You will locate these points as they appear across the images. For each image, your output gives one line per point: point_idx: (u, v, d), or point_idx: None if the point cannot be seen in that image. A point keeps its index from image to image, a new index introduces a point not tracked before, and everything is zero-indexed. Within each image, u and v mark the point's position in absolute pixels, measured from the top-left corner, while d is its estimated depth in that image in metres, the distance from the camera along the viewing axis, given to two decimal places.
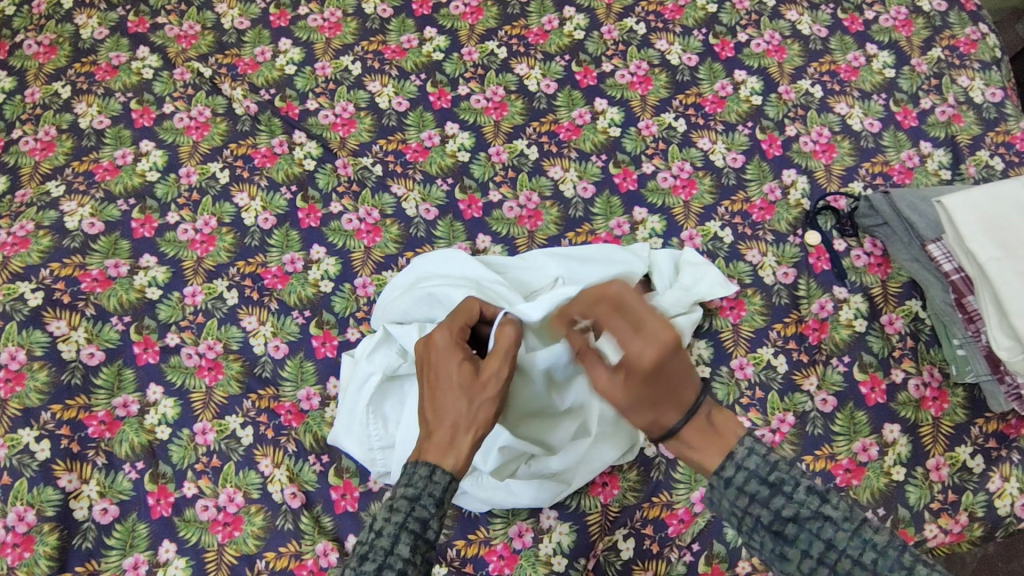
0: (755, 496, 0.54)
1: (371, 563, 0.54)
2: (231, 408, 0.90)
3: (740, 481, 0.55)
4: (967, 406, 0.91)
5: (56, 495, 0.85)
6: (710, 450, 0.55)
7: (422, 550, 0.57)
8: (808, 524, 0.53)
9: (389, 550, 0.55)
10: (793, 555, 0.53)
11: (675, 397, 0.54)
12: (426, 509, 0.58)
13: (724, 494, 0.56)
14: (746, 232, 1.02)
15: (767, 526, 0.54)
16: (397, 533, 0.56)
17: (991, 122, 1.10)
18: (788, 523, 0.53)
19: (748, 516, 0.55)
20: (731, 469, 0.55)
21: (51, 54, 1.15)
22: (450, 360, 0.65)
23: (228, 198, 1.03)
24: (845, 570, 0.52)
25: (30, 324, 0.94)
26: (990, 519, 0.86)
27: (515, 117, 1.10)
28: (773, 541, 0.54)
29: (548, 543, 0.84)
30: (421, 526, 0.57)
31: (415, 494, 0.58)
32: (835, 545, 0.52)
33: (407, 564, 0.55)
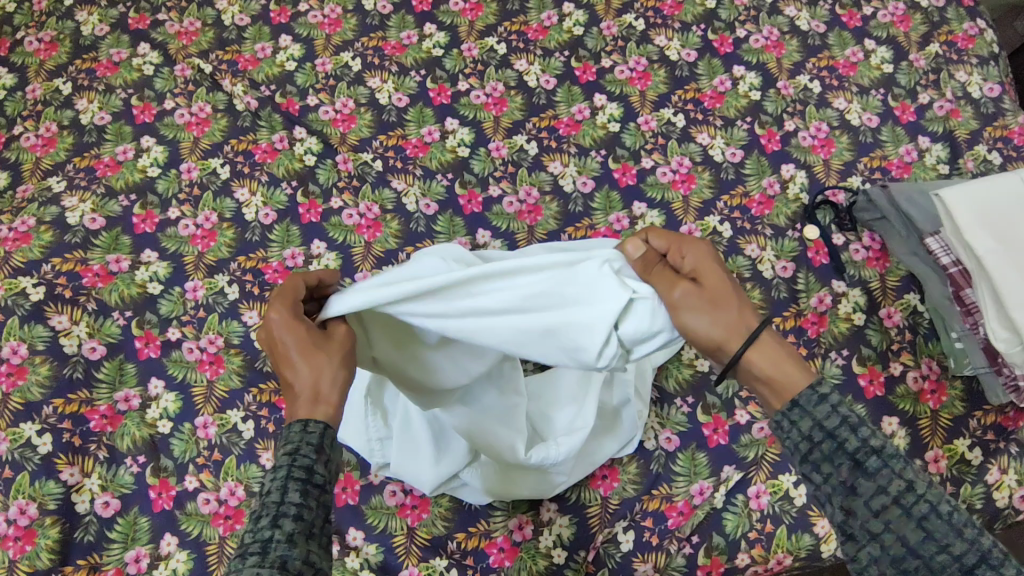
0: (847, 420, 0.51)
1: (264, 517, 0.48)
2: (232, 403, 0.91)
3: (834, 400, 0.51)
4: (965, 399, 0.91)
5: (58, 488, 0.85)
6: (794, 368, 0.54)
7: (315, 495, 0.50)
8: (891, 461, 0.50)
9: (279, 500, 0.49)
10: (865, 489, 0.50)
11: (731, 310, 0.56)
12: (307, 456, 0.51)
13: (807, 414, 0.52)
14: (744, 226, 1.02)
15: (851, 454, 0.50)
16: (283, 484, 0.49)
17: (988, 117, 1.10)
18: (873, 455, 0.50)
19: (831, 440, 0.51)
20: (825, 386, 0.52)
21: (51, 51, 1.15)
22: (297, 323, 0.59)
23: (228, 193, 1.04)
24: (920, 514, 0.49)
25: (32, 318, 0.94)
26: (990, 511, 0.86)
27: (515, 113, 1.10)
28: (847, 470, 0.50)
29: (548, 535, 0.84)
30: (307, 473, 0.51)
31: (292, 446, 0.52)
32: (914, 487, 0.49)
33: (302, 509, 0.49)
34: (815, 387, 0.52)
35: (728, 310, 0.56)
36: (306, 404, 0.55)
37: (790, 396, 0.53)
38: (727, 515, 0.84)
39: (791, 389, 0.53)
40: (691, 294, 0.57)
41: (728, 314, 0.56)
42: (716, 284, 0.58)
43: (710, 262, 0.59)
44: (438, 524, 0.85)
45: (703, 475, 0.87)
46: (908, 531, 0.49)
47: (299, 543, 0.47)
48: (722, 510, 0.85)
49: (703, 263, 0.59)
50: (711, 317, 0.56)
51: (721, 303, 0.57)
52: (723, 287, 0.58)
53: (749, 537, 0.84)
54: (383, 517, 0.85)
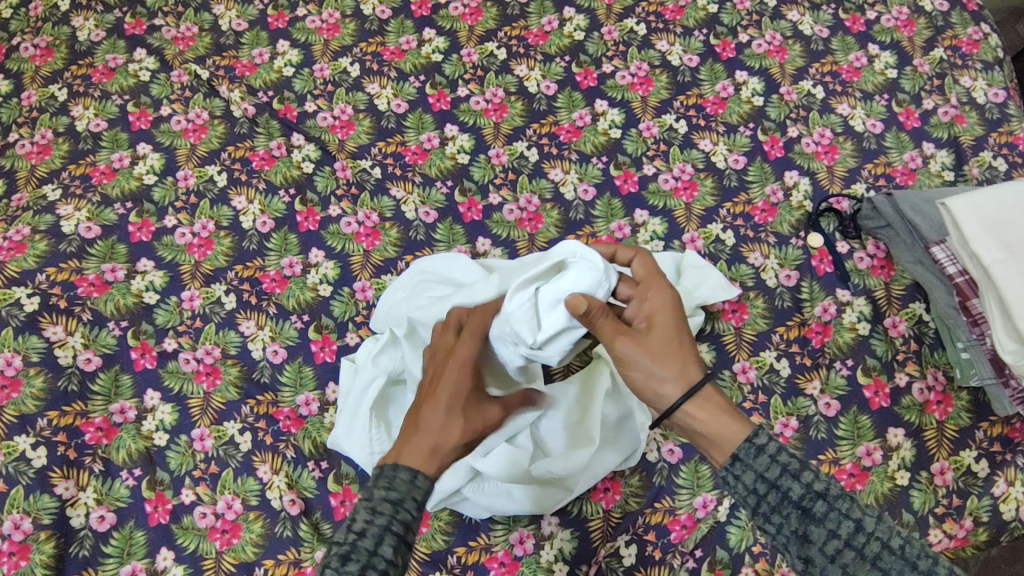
0: (787, 468, 0.56)
1: (355, 564, 0.55)
2: (229, 414, 0.90)
3: (772, 450, 0.57)
4: (971, 410, 0.90)
5: (52, 503, 0.84)
6: (732, 419, 0.60)
7: (402, 552, 0.57)
8: (837, 503, 0.55)
9: (372, 552, 0.55)
10: (818, 535, 0.54)
11: (675, 363, 0.62)
12: (409, 512, 0.59)
13: (752, 465, 0.58)
14: (748, 234, 1.01)
15: (796, 502, 0.55)
16: (380, 534, 0.56)
17: (993, 123, 1.09)
18: (818, 500, 0.55)
19: (776, 490, 0.56)
20: (763, 437, 0.58)
21: (47, 57, 1.14)
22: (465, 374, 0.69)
23: (225, 201, 1.02)
24: (873, 553, 0.53)
25: (26, 329, 0.93)
26: (996, 524, 0.85)
27: (516, 119, 1.09)
28: (799, 519, 0.55)
29: (549, 549, 0.83)
30: (404, 529, 0.57)
31: (398, 497, 0.59)
32: (863, 527, 0.54)
33: (389, 565, 0.56)
34: (752, 439, 0.58)
35: (672, 355, 0.62)
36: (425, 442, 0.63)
37: (729, 450, 0.59)
38: (731, 529, 0.83)
39: (728, 446, 0.59)
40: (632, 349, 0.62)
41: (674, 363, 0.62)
42: (662, 332, 0.63)
43: (666, 311, 0.65)
44: (438, 538, 0.84)
45: (706, 488, 0.86)
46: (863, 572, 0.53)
47: None
48: (726, 524, 0.84)
49: (665, 302, 0.66)
50: (665, 361, 0.62)
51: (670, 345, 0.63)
52: (674, 328, 0.64)
53: (753, 551, 0.82)
54: None
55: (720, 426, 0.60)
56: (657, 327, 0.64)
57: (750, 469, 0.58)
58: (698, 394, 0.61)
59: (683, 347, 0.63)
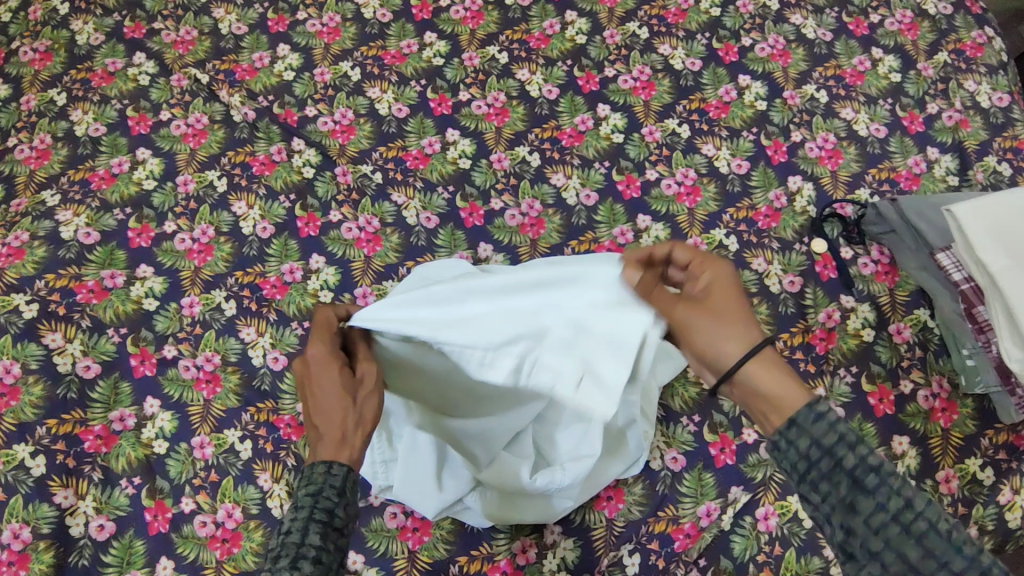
0: (843, 436, 0.49)
1: (283, 559, 0.52)
2: (229, 422, 0.89)
3: (830, 417, 0.50)
4: (976, 417, 0.90)
5: (52, 512, 0.83)
6: (788, 386, 0.53)
7: (333, 538, 0.55)
8: (889, 478, 0.48)
9: (299, 544, 0.53)
10: (865, 507, 0.48)
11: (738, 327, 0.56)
12: (330, 498, 0.56)
13: (804, 431, 0.51)
14: (751, 240, 1.00)
15: (848, 471, 0.49)
16: (305, 526, 0.54)
17: (998, 127, 1.09)
18: (871, 472, 0.48)
19: (829, 456, 0.49)
20: (824, 403, 0.51)
21: (46, 61, 1.13)
22: (326, 364, 0.65)
23: (225, 207, 1.02)
24: (920, 531, 0.47)
25: (25, 336, 0.92)
26: (1001, 532, 0.84)
27: (517, 124, 1.09)
28: (847, 488, 0.49)
29: (552, 559, 0.83)
30: (327, 516, 0.55)
31: (316, 488, 0.57)
32: (914, 504, 0.48)
33: (320, 552, 0.54)
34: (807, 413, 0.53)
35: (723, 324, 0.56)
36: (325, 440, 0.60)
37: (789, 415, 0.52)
38: (735, 538, 0.83)
39: (792, 403, 0.52)
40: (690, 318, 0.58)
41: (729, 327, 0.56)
42: (721, 297, 0.58)
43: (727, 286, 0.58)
44: (440, 547, 0.83)
45: (710, 497, 0.85)
46: (907, 547, 0.47)
47: None
48: (729, 533, 0.83)
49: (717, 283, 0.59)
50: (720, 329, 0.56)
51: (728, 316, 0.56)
52: (732, 302, 0.57)
53: (757, 561, 0.82)
54: (383, 540, 0.83)
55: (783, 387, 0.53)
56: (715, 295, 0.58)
57: (805, 433, 0.50)
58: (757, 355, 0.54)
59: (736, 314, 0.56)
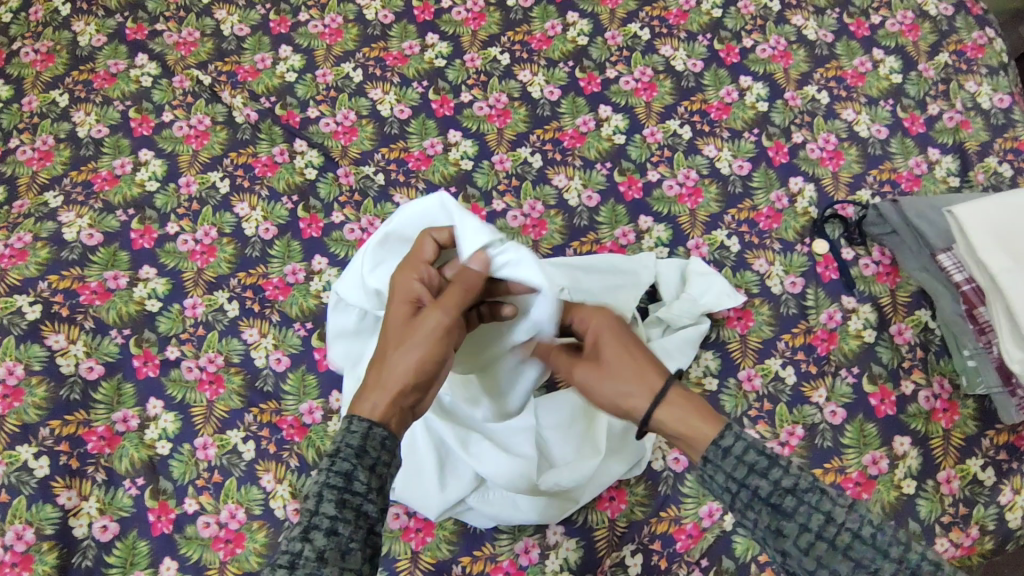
0: (753, 466, 0.55)
1: (298, 527, 0.52)
2: (232, 423, 0.89)
3: (738, 451, 0.56)
4: (977, 418, 0.90)
5: (55, 513, 0.84)
6: (697, 421, 0.59)
7: (351, 504, 0.54)
8: (805, 497, 0.54)
9: (313, 511, 0.52)
10: (790, 530, 0.53)
11: (639, 375, 0.63)
12: (347, 461, 0.55)
13: (719, 466, 0.57)
14: (752, 241, 1.00)
15: (765, 498, 0.54)
16: (320, 493, 0.53)
17: (998, 129, 1.09)
18: (786, 495, 0.54)
19: (745, 489, 0.55)
20: (729, 437, 0.57)
21: (48, 63, 1.13)
22: (397, 310, 0.67)
23: (228, 208, 1.02)
24: (844, 544, 0.52)
25: (28, 338, 0.92)
26: (1001, 533, 0.85)
27: (519, 125, 1.09)
28: (769, 515, 0.54)
29: (554, 559, 0.83)
30: (344, 480, 0.54)
31: (334, 449, 0.56)
32: (834, 518, 0.53)
33: (334, 521, 0.52)
34: (719, 440, 0.58)
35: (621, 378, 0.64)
36: (370, 388, 0.61)
37: (704, 445, 0.58)
38: (737, 538, 0.83)
39: (702, 442, 0.58)
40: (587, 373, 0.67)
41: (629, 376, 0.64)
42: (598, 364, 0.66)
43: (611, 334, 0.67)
44: (443, 548, 0.83)
45: (712, 497, 0.85)
46: (838, 562, 0.52)
47: (327, 557, 0.51)
48: (731, 533, 0.83)
49: (603, 334, 0.68)
50: (617, 384, 0.64)
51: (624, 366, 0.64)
52: (625, 355, 0.65)
53: (758, 561, 0.82)
54: (387, 541, 0.84)
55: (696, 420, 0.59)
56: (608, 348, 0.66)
57: (719, 468, 0.57)
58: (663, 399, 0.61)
59: (631, 367, 0.64)
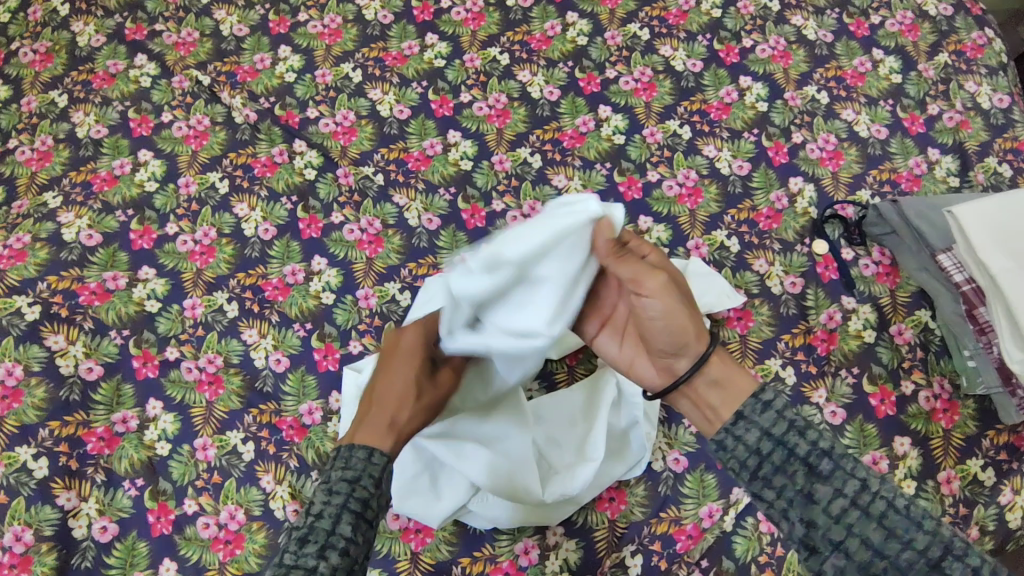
0: (792, 427, 0.58)
1: (314, 544, 0.56)
2: (231, 424, 0.89)
3: (778, 407, 0.59)
4: (977, 418, 0.90)
5: (55, 514, 0.84)
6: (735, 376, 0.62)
7: (363, 529, 0.58)
8: (841, 463, 0.56)
9: (331, 531, 0.57)
10: (823, 495, 0.56)
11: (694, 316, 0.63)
12: (366, 489, 0.59)
13: (758, 420, 0.59)
14: (752, 241, 1.00)
15: (802, 458, 0.57)
16: (338, 514, 0.58)
17: (998, 128, 1.09)
18: (824, 457, 0.56)
19: (781, 448, 0.58)
20: (769, 392, 0.60)
21: (47, 63, 1.13)
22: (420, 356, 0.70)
23: (227, 209, 1.02)
24: (878, 512, 0.54)
25: (28, 338, 0.92)
26: (1002, 533, 0.84)
27: (518, 125, 1.09)
28: (804, 478, 0.57)
29: (554, 559, 0.83)
30: (361, 506, 0.59)
31: (354, 476, 0.60)
32: (868, 486, 0.55)
33: (349, 543, 0.57)
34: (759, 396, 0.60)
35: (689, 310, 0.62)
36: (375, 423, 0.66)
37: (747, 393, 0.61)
38: (737, 538, 0.83)
39: (745, 392, 0.60)
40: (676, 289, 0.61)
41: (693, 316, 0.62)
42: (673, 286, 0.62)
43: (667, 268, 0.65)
44: (443, 548, 0.83)
45: (712, 497, 0.85)
46: (870, 530, 0.54)
47: None
48: (732, 533, 0.83)
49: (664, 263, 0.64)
50: (687, 314, 0.62)
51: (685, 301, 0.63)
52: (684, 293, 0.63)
53: (759, 561, 0.82)
54: (387, 542, 0.84)
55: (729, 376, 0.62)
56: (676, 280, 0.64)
57: (755, 425, 0.59)
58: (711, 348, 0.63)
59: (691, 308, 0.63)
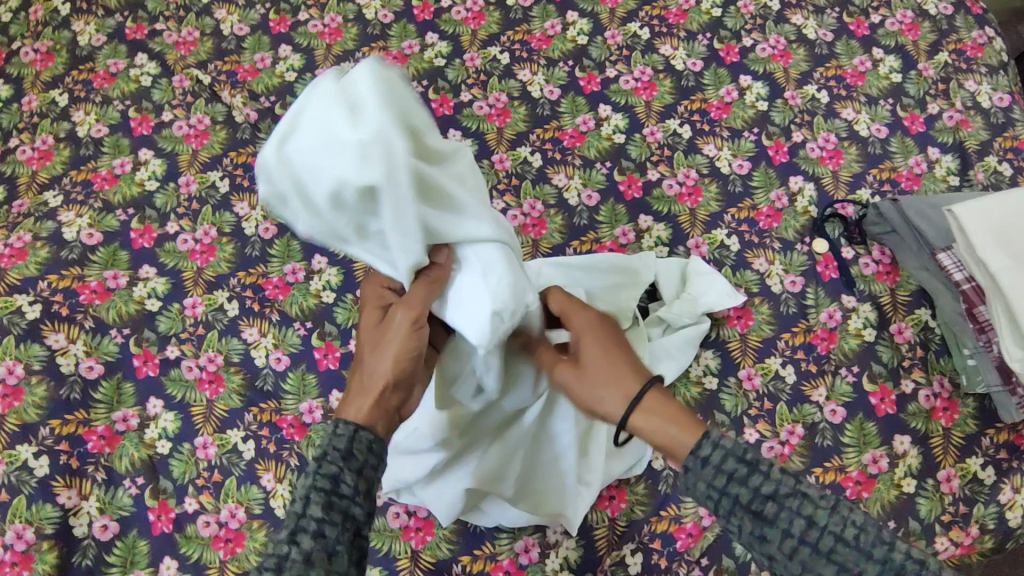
0: (733, 474, 0.52)
1: (285, 531, 0.52)
2: (232, 422, 0.89)
3: (716, 460, 0.53)
4: (977, 417, 0.90)
5: (55, 513, 0.84)
6: (676, 424, 0.56)
7: (338, 507, 0.53)
8: (788, 501, 0.51)
9: (300, 515, 0.52)
10: (774, 536, 0.51)
11: (618, 375, 0.60)
12: (333, 463, 0.54)
13: (700, 476, 0.53)
14: (752, 240, 1.00)
15: (746, 505, 0.52)
16: (306, 496, 0.53)
17: (998, 128, 1.09)
18: (769, 501, 0.51)
19: (726, 497, 0.52)
20: (706, 447, 0.54)
21: (48, 62, 1.13)
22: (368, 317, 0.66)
23: (228, 207, 1.02)
24: (828, 548, 0.50)
25: (28, 337, 0.92)
26: (1002, 532, 0.84)
27: (519, 124, 1.09)
28: (752, 522, 0.52)
29: (554, 558, 0.83)
30: (330, 483, 0.53)
31: (320, 453, 0.55)
32: (816, 521, 0.50)
33: (321, 524, 0.52)
34: (696, 449, 0.54)
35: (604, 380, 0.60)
36: (354, 401, 0.60)
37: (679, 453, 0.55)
38: (737, 537, 0.83)
39: (682, 448, 0.55)
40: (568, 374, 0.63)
41: (611, 379, 0.60)
42: (580, 359, 0.63)
43: (592, 330, 0.64)
44: (443, 547, 0.83)
45: None
46: (823, 568, 0.50)
47: (314, 560, 0.50)
48: (731, 532, 0.83)
49: (586, 330, 0.64)
50: (595, 383, 0.61)
51: (605, 364, 0.61)
52: (605, 353, 0.62)
53: (758, 560, 0.82)
54: (387, 540, 0.84)
55: (671, 425, 0.57)
56: (590, 348, 0.63)
57: (699, 477, 0.53)
58: (641, 404, 0.58)
59: (609, 369, 0.61)
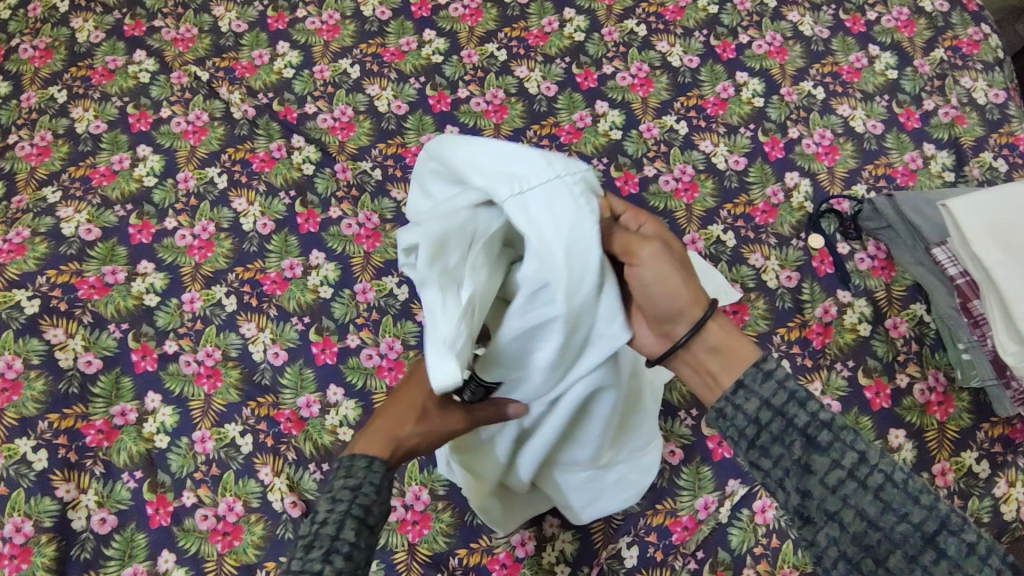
0: (793, 395, 0.53)
1: (317, 550, 0.53)
2: (230, 416, 0.89)
3: (780, 376, 0.54)
4: (972, 411, 0.90)
5: (54, 506, 0.84)
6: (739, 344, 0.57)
7: (366, 534, 0.55)
8: (841, 434, 0.51)
9: (334, 536, 0.54)
10: (820, 466, 0.51)
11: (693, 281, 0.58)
12: (368, 496, 0.57)
13: (756, 391, 0.54)
14: (748, 235, 1.01)
15: (801, 429, 0.52)
16: (341, 520, 0.55)
17: (994, 124, 1.09)
18: (823, 428, 0.51)
19: (780, 418, 0.52)
20: (771, 362, 0.55)
21: (46, 59, 1.14)
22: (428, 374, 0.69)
23: (226, 203, 1.02)
24: (876, 485, 0.49)
25: (26, 332, 0.93)
26: (997, 524, 0.85)
27: (516, 120, 1.09)
28: (801, 448, 0.52)
29: (551, 551, 0.83)
30: (363, 511, 0.56)
31: (355, 483, 0.57)
32: (867, 459, 0.50)
33: (353, 547, 0.54)
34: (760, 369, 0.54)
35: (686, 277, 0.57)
36: (378, 438, 0.64)
37: (745, 362, 0.55)
38: (733, 530, 0.83)
39: (746, 362, 0.55)
40: (657, 254, 0.57)
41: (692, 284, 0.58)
42: (667, 250, 0.59)
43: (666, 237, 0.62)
44: (439, 540, 0.84)
45: (708, 489, 0.86)
46: (865, 504, 0.49)
47: None
48: (727, 525, 0.84)
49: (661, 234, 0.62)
50: (679, 277, 0.57)
51: (683, 266, 0.59)
52: (681, 259, 0.60)
53: (754, 553, 0.82)
54: (385, 533, 0.84)
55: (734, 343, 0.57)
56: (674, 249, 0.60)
57: (755, 394, 0.54)
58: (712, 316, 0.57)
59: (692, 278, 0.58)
